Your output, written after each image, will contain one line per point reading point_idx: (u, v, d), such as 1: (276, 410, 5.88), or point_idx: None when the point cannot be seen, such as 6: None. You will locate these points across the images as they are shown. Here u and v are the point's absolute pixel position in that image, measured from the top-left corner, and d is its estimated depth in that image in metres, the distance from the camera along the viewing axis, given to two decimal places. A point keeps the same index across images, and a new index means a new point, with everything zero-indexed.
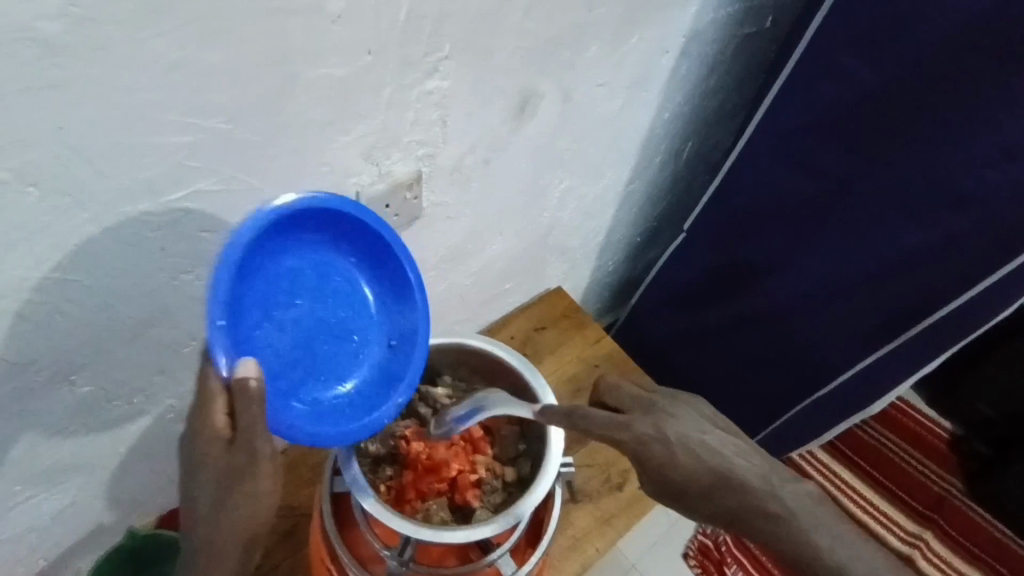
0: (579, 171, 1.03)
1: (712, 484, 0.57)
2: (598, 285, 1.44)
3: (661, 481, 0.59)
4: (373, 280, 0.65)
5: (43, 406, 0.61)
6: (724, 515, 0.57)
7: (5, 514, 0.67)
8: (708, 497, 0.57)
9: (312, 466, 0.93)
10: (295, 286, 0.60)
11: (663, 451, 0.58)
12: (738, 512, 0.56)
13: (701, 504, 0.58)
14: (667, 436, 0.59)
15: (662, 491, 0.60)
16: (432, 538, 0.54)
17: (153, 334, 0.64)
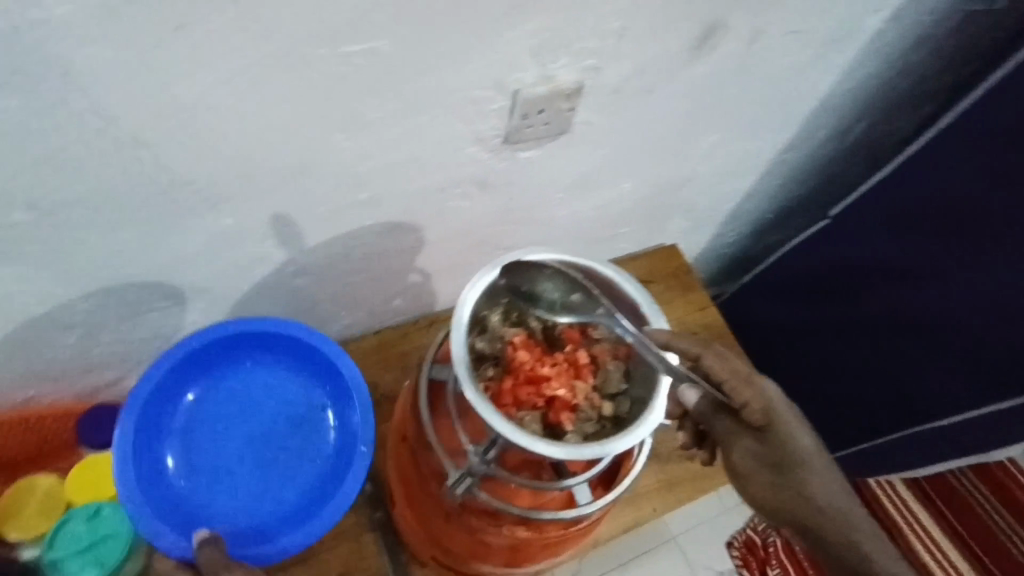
0: (738, 126, 0.95)
1: (806, 466, 0.60)
2: (712, 255, 1.37)
3: (760, 448, 0.61)
4: (293, 426, 0.80)
5: (188, 229, 0.64)
6: (802, 501, 0.60)
7: (136, 319, 0.72)
8: (799, 479, 0.60)
9: (400, 353, 0.96)
10: (217, 421, 0.79)
11: (777, 422, 0.61)
12: (822, 502, 0.59)
13: (783, 482, 0.60)
14: (785, 411, 0.62)
15: (749, 459, 0.61)
16: (526, 444, 0.53)
17: (296, 186, 0.65)
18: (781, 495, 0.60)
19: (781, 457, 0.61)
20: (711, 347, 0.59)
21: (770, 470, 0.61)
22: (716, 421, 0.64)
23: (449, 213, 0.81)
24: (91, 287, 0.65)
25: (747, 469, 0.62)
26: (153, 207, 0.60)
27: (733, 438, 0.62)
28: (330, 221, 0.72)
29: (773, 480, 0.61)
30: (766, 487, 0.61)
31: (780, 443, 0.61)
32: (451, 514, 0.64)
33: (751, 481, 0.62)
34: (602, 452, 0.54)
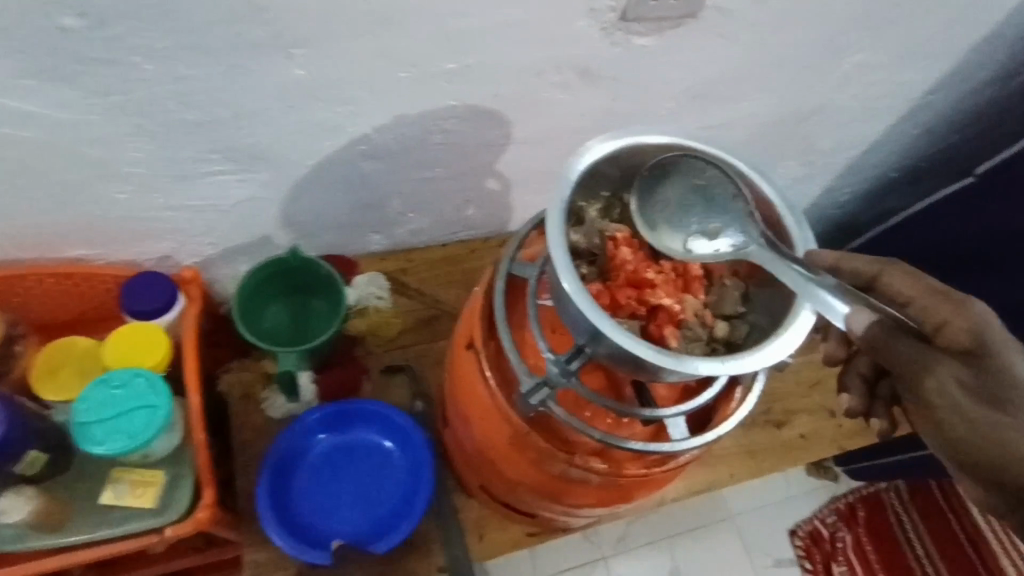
0: (892, 44, 0.80)
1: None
2: (817, 213, 1.22)
3: (970, 378, 0.44)
4: (378, 457, 0.75)
5: (257, 73, 0.56)
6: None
7: (193, 181, 0.65)
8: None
9: (467, 269, 0.88)
10: (322, 471, 0.74)
11: (996, 346, 0.44)
12: None
13: (1006, 426, 0.42)
14: (1004, 335, 0.45)
15: (954, 396, 0.43)
16: (633, 348, 0.44)
17: (380, 37, 0.56)
18: (1001, 445, 0.42)
19: (1000, 391, 0.43)
20: (893, 266, 0.51)
21: (983, 409, 0.43)
22: (902, 344, 0.44)
23: (544, 106, 0.70)
24: (147, 133, 0.58)
25: (949, 407, 0.44)
26: (219, 38, 0.52)
27: (935, 363, 0.44)
28: (412, 92, 0.63)
29: (989, 423, 0.43)
30: (972, 432, 0.43)
31: (1001, 374, 0.44)
32: (517, 433, 0.55)
33: (944, 424, 0.44)
34: (738, 370, 0.44)
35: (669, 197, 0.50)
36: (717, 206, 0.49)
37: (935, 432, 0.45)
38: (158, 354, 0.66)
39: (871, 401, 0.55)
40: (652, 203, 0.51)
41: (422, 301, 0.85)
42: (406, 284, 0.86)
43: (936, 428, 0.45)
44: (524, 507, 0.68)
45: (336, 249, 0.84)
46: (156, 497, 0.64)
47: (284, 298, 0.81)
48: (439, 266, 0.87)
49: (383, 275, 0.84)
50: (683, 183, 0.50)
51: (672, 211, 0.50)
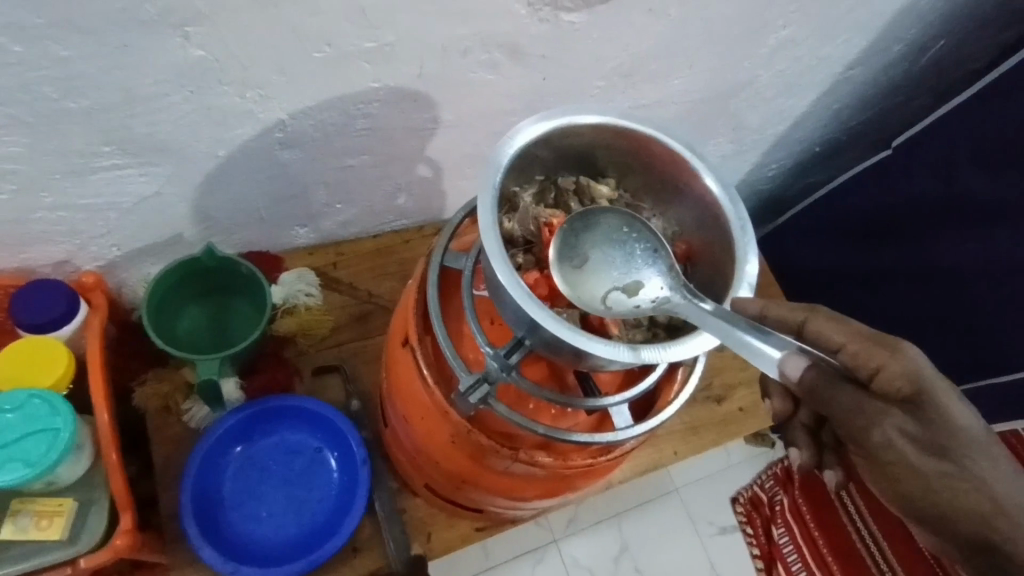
0: (812, 20, 0.81)
1: (980, 451, 0.41)
2: (747, 189, 1.24)
3: (917, 433, 0.40)
4: (308, 457, 0.72)
5: (149, 52, 0.50)
6: (978, 496, 0.41)
7: (85, 177, 0.59)
8: (973, 469, 0.41)
9: (401, 260, 0.84)
10: (248, 478, 0.71)
11: (936, 392, 0.40)
12: (995, 506, 0.41)
13: (953, 477, 0.41)
14: (942, 377, 0.41)
15: (902, 452, 0.40)
16: (572, 340, 0.42)
17: (289, 12, 0.51)
18: (946, 491, 0.41)
19: (947, 440, 0.40)
20: (817, 312, 0.45)
21: (932, 462, 0.41)
22: (843, 399, 0.40)
23: (471, 86, 0.67)
24: (25, 125, 0.52)
25: (900, 463, 0.41)
26: (100, 13, 0.46)
27: (884, 421, 0.40)
28: (328, 73, 0.59)
29: (939, 476, 0.41)
30: (917, 483, 0.41)
31: (945, 424, 0.40)
32: (458, 431, 0.53)
33: (887, 472, 0.42)
34: (680, 356, 0.44)
35: (590, 252, 0.49)
36: (639, 262, 0.48)
37: (886, 483, 0.43)
38: (57, 372, 0.59)
39: (820, 451, 0.54)
40: (574, 260, 0.49)
41: (355, 296, 0.81)
42: (338, 279, 0.82)
43: (880, 474, 0.43)
44: (472, 504, 0.66)
45: (255, 244, 0.78)
46: (64, 528, 0.59)
47: (203, 301, 0.75)
48: (372, 258, 0.83)
49: (312, 271, 0.80)
50: (604, 238, 0.49)
51: (601, 254, 0.49)
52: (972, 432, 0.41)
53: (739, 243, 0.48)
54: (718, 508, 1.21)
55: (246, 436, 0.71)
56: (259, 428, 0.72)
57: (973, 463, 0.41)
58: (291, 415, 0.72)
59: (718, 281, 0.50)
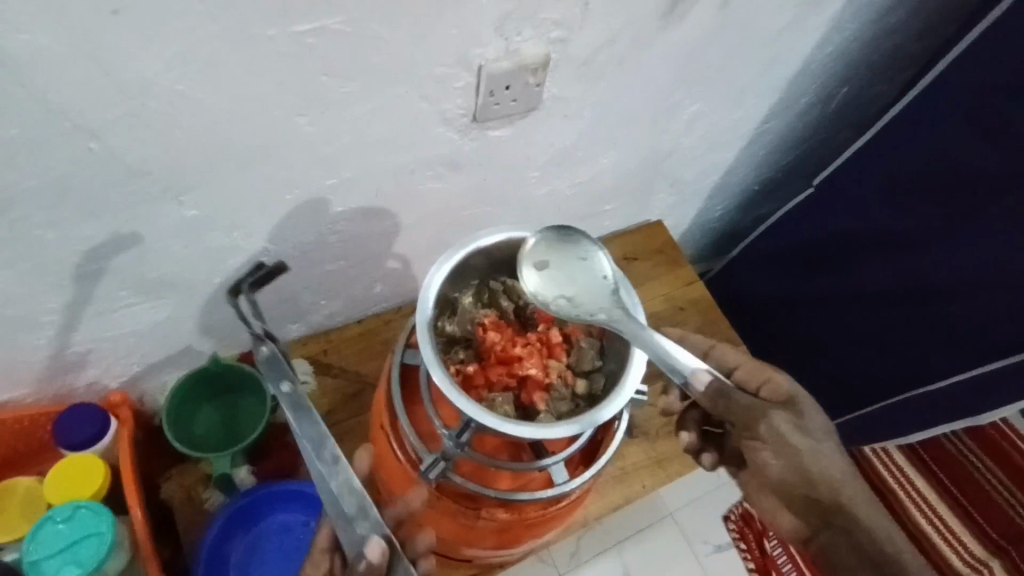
0: (717, 94, 0.92)
1: (830, 443, 0.59)
2: (700, 231, 1.31)
3: (791, 425, 0.58)
4: (301, 532, 0.82)
5: (151, 217, 0.62)
6: (833, 476, 0.58)
7: (107, 315, 0.70)
8: (827, 456, 0.58)
9: (384, 341, 0.95)
10: (252, 559, 0.81)
11: (799, 399, 0.60)
12: (842, 483, 0.58)
13: (814, 458, 0.58)
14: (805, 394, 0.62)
15: (782, 435, 0.57)
16: (495, 424, 0.54)
17: (259, 171, 0.63)
18: (813, 469, 0.57)
19: (810, 431, 0.59)
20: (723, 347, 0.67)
21: (801, 445, 0.58)
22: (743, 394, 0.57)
23: (422, 196, 0.79)
24: (56, 285, 0.64)
25: (782, 443, 0.57)
26: (110, 199, 0.58)
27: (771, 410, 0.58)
28: (299, 207, 0.71)
29: (806, 457, 0.57)
30: (791, 463, 0.57)
31: (806, 421, 0.59)
32: (431, 499, 0.64)
33: (773, 452, 0.57)
34: (590, 424, 0.55)
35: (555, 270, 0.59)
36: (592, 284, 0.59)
37: (768, 467, 0.58)
38: (98, 481, 0.71)
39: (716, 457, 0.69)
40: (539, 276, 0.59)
41: (346, 378, 0.92)
42: (330, 364, 0.92)
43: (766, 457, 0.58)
44: (462, 555, 0.76)
45: (253, 344, 0.89)
46: None
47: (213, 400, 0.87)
48: (358, 341, 0.94)
49: (306, 361, 0.91)
50: (573, 255, 0.59)
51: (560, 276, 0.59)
52: (824, 431, 0.59)
53: None
54: (709, 527, 1.29)
55: (241, 526, 0.81)
56: (252, 516, 0.81)
57: (826, 449, 0.58)
58: (278, 500, 0.82)
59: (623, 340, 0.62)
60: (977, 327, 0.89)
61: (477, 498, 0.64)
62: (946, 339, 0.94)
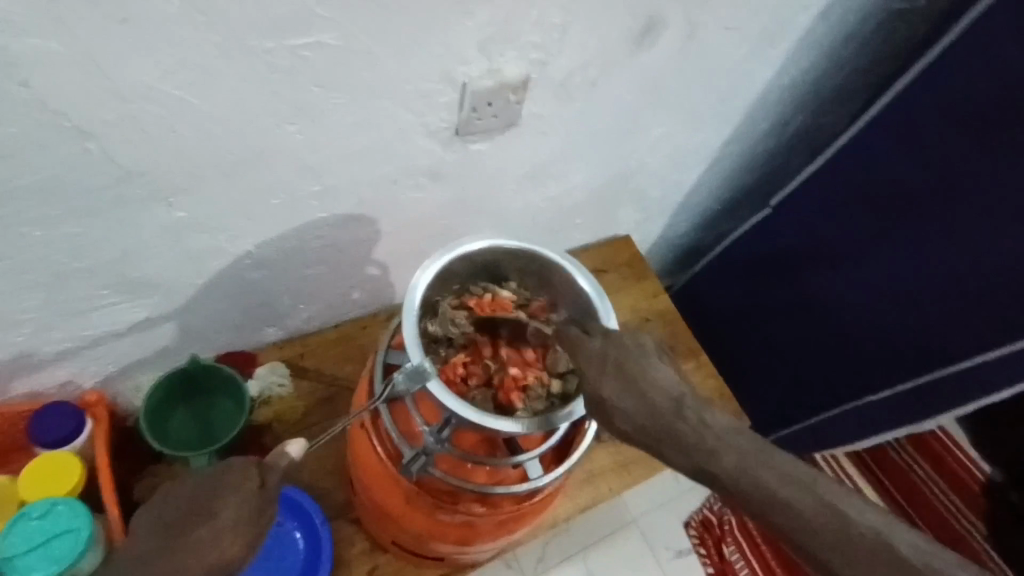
0: (681, 117, 0.98)
1: (653, 371, 0.56)
2: (666, 246, 1.36)
3: (638, 356, 0.57)
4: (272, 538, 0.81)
5: (140, 218, 0.63)
6: (650, 406, 0.54)
7: (86, 314, 0.71)
8: (672, 384, 0.55)
9: (359, 345, 0.97)
10: None
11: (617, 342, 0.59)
12: (659, 402, 0.54)
13: (629, 394, 0.55)
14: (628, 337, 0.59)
15: (626, 361, 0.57)
16: (474, 417, 0.59)
17: (248, 177, 0.65)
18: (631, 407, 0.55)
19: (631, 366, 0.57)
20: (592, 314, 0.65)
21: (620, 384, 0.56)
22: (594, 341, 0.60)
23: (403, 204, 0.82)
24: (40, 283, 0.64)
25: (625, 372, 0.56)
26: (103, 200, 0.60)
27: (615, 345, 0.59)
28: (285, 212, 0.73)
29: (624, 389, 0.56)
30: (631, 390, 0.55)
31: (628, 355, 0.57)
32: (410, 494, 0.68)
33: (617, 384, 0.56)
34: (555, 422, 0.61)
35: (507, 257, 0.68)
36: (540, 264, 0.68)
37: (609, 405, 0.56)
38: (74, 477, 0.73)
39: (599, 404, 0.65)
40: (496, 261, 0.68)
41: (321, 381, 0.93)
42: (306, 367, 0.94)
43: (608, 391, 0.56)
44: (436, 554, 0.79)
45: (229, 346, 0.90)
46: None
47: (188, 403, 0.87)
48: (334, 345, 0.96)
49: (282, 363, 0.92)
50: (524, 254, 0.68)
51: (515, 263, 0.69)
52: (645, 361, 0.57)
53: (606, 328, 0.64)
54: None
55: None
56: None
57: (647, 377, 0.56)
58: None
59: None
60: (918, 337, 0.97)
61: (455, 494, 0.67)
62: (891, 351, 1.01)
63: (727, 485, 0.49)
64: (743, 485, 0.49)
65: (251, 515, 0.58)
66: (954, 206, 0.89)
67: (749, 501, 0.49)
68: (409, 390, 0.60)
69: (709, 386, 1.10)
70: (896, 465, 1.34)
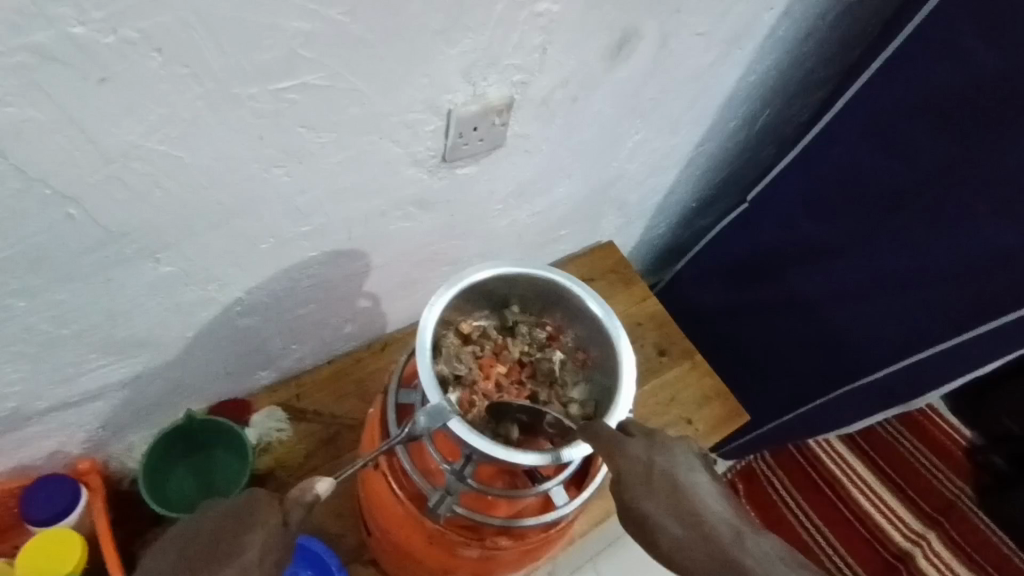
0: (658, 123, 0.99)
1: (700, 490, 0.53)
2: (647, 248, 1.37)
3: (684, 474, 0.54)
4: None
5: (125, 278, 0.61)
6: (701, 529, 0.50)
7: (73, 380, 0.67)
8: (724, 510, 0.52)
9: (356, 380, 0.94)
10: None
11: (665, 447, 0.56)
12: (711, 524, 0.50)
13: (674, 519, 0.51)
14: (673, 444, 0.56)
15: (671, 479, 0.53)
16: (500, 454, 0.58)
17: (236, 225, 0.63)
18: (679, 525, 0.51)
19: (677, 482, 0.53)
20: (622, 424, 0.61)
21: (666, 499, 0.52)
22: (636, 445, 0.56)
23: (392, 235, 0.80)
24: (24, 354, 0.61)
25: (673, 490, 0.53)
26: (86, 263, 0.57)
27: (660, 453, 0.56)
28: (274, 255, 0.70)
29: (670, 506, 0.52)
30: (683, 513, 0.51)
31: (668, 462, 0.55)
32: (433, 533, 0.66)
33: (664, 502, 0.52)
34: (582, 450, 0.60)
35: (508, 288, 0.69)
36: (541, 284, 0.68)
37: (654, 525, 0.51)
38: (74, 556, 0.70)
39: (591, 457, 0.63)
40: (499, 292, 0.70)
41: (321, 421, 0.91)
42: (304, 409, 0.91)
43: (653, 510, 0.52)
44: None
45: (222, 395, 0.87)
46: None
47: (186, 460, 0.84)
48: (331, 383, 0.94)
49: (279, 407, 0.89)
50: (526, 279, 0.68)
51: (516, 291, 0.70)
52: (688, 482, 0.54)
53: (620, 347, 0.65)
54: None
55: None
56: None
57: (698, 497, 0.53)
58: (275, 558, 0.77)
59: (607, 356, 0.67)
60: (902, 320, 0.99)
61: (478, 529, 0.66)
62: (878, 336, 1.03)
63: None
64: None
65: (276, 561, 0.52)
66: (927, 190, 0.91)
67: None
68: (430, 430, 0.59)
69: (707, 385, 1.11)
70: (886, 441, 1.35)
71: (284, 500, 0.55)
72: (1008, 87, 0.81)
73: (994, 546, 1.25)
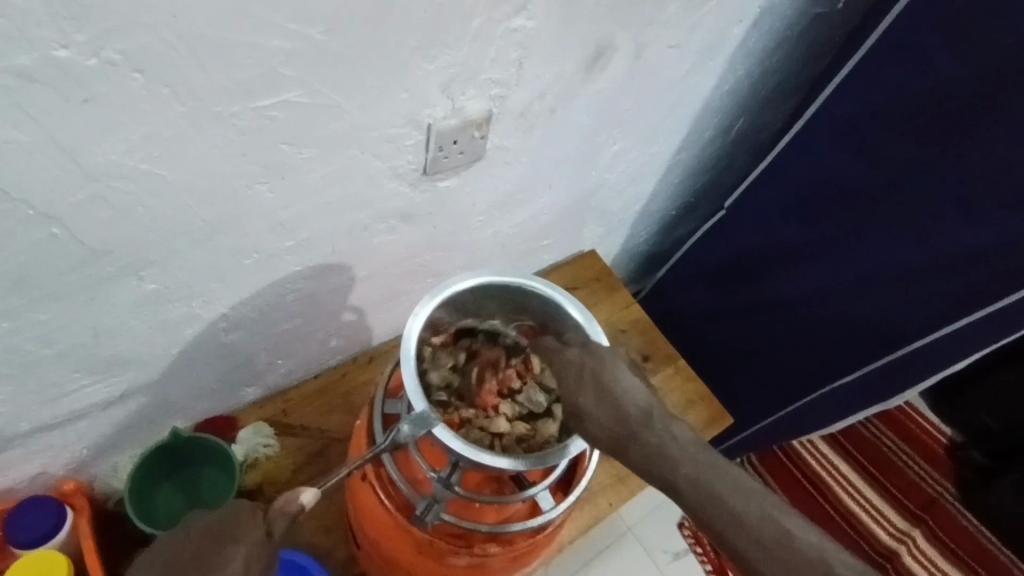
0: (634, 133, 1.01)
1: (617, 378, 0.59)
2: (629, 256, 1.39)
3: (609, 368, 0.60)
4: None
5: (109, 296, 0.61)
6: (623, 416, 0.57)
7: (57, 401, 0.67)
8: (641, 395, 0.58)
9: (342, 393, 0.95)
10: None
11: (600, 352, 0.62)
12: (620, 412, 0.57)
13: (591, 405, 0.58)
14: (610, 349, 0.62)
15: (600, 373, 0.59)
16: (486, 461, 0.58)
17: (220, 241, 0.64)
18: (610, 410, 0.57)
19: (603, 376, 0.59)
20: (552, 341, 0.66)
21: (589, 390, 0.59)
22: (572, 350, 0.62)
23: (376, 248, 0.81)
24: (7, 375, 0.61)
25: (600, 382, 0.59)
26: (69, 283, 0.57)
27: (592, 355, 0.62)
28: (260, 270, 0.71)
29: (595, 391, 0.59)
30: (603, 401, 0.58)
31: (600, 358, 0.61)
32: (422, 543, 0.67)
33: (593, 395, 0.58)
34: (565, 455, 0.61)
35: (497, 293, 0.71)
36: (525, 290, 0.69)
37: (586, 416, 0.58)
38: None
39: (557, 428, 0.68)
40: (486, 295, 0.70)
41: (308, 436, 0.91)
42: (290, 424, 0.91)
43: (585, 402, 0.58)
44: None
45: (208, 412, 0.87)
46: None
47: (168, 479, 0.84)
48: (319, 396, 0.94)
49: (266, 422, 0.89)
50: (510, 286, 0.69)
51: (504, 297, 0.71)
52: (615, 379, 0.59)
53: None
54: None
55: None
56: None
57: (622, 385, 0.59)
58: None
59: None
60: (879, 319, 1.01)
61: (467, 537, 0.66)
62: (856, 335, 1.05)
63: (692, 497, 0.51)
64: (702, 497, 0.50)
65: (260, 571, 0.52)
66: (897, 191, 0.94)
67: (726, 526, 0.49)
68: (415, 438, 0.60)
69: (690, 388, 1.13)
70: (870, 442, 1.37)
71: (267, 511, 0.57)
72: (970, 92, 0.84)
73: (977, 539, 1.29)
